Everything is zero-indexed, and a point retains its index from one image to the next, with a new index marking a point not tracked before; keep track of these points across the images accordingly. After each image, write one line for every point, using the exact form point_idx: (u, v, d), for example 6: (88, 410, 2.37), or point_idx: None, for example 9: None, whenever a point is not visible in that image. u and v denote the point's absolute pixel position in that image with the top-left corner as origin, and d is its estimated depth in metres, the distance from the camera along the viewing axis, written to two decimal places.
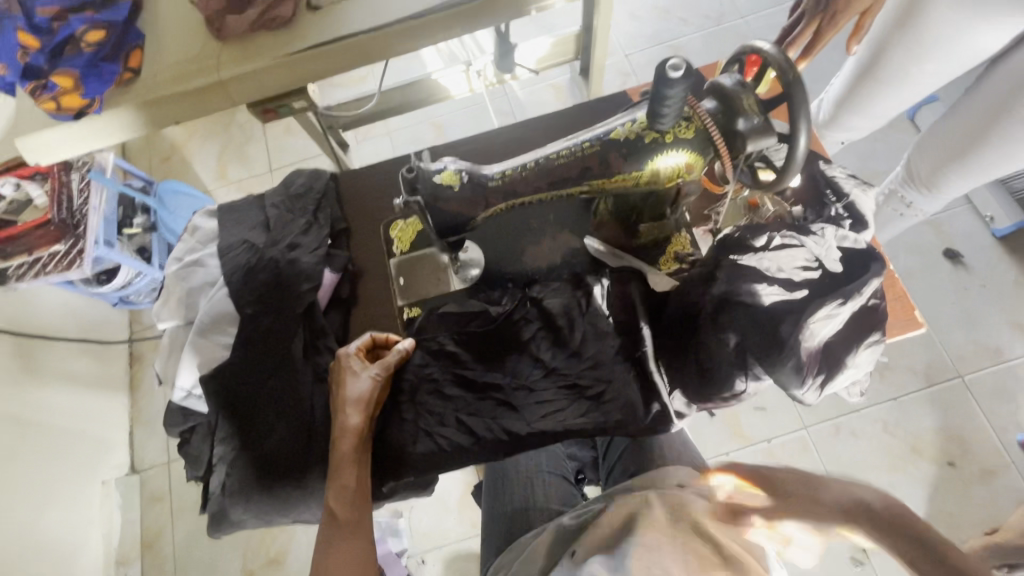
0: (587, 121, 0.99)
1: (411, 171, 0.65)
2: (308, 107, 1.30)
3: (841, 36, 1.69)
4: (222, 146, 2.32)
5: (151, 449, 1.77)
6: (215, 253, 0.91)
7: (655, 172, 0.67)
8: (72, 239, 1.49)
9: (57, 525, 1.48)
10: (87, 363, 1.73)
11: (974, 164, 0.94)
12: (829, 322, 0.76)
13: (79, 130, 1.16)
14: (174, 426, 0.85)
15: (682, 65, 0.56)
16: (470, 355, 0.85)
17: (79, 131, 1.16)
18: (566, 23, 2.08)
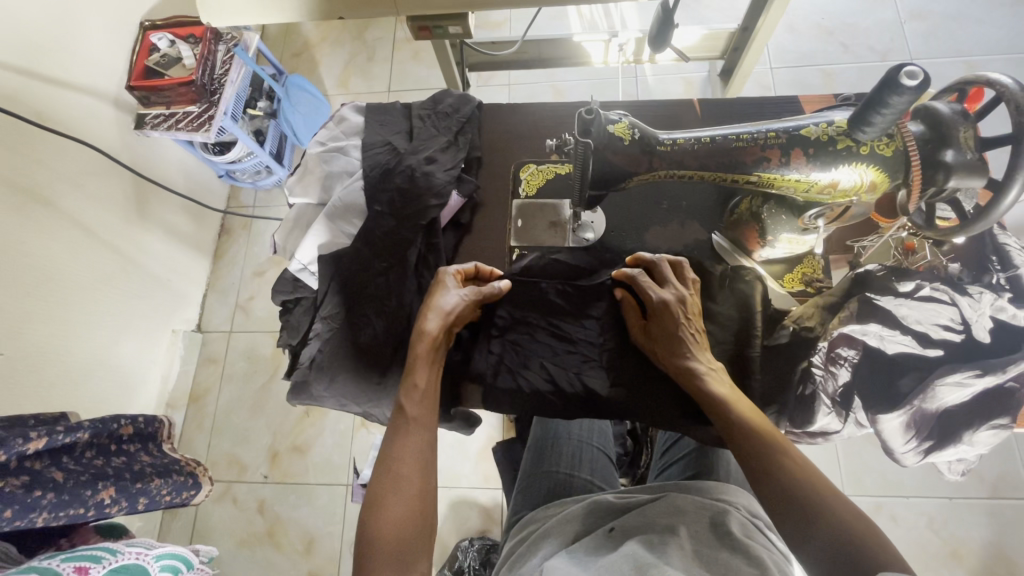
0: (745, 118, 0.95)
1: (591, 113, 0.63)
2: (461, 35, 1.31)
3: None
4: (350, 56, 2.38)
5: (219, 315, 1.90)
6: (358, 146, 0.94)
7: (833, 182, 0.64)
8: (206, 104, 1.58)
9: (130, 356, 1.61)
10: (188, 220, 1.85)
11: None
12: (956, 391, 0.72)
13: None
14: (281, 293, 0.91)
15: (919, 74, 0.51)
16: (569, 309, 0.86)
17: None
18: (720, 18, 1.98)
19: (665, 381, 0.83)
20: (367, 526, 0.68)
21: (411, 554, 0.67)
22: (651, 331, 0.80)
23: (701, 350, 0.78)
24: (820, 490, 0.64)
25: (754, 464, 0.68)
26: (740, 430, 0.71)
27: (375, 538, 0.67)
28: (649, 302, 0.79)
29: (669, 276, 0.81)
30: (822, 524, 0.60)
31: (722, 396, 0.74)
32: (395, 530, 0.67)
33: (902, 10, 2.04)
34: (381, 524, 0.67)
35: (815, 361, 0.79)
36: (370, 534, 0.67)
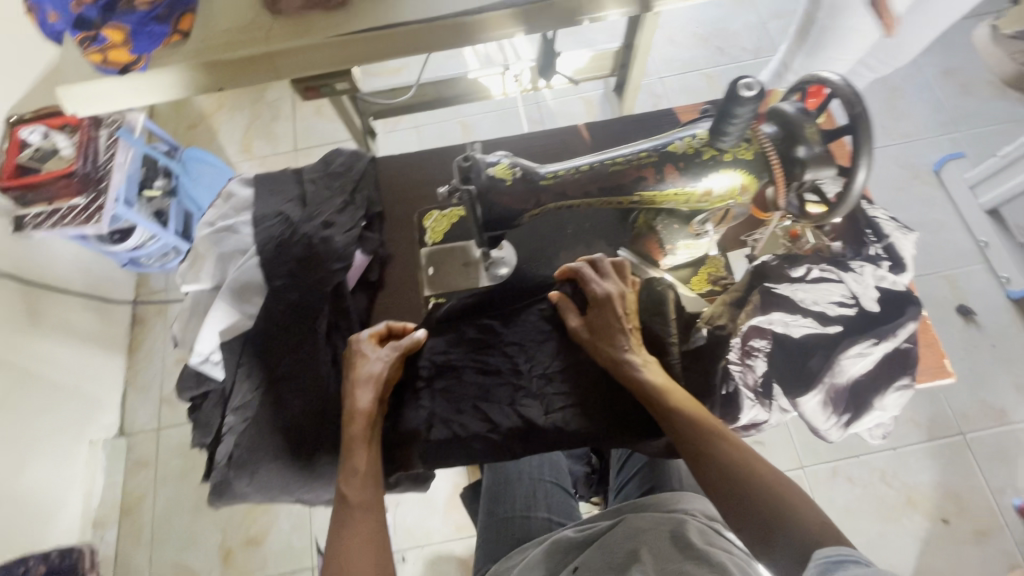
0: (632, 135, 0.98)
1: (467, 160, 0.65)
2: (350, 90, 1.29)
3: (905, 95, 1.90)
4: (249, 120, 2.32)
5: (142, 413, 1.74)
6: (249, 221, 0.90)
7: (707, 190, 0.67)
8: (93, 193, 1.47)
9: (39, 481, 1.43)
10: (91, 318, 1.70)
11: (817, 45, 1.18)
12: (861, 361, 0.75)
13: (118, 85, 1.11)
14: (187, 389, 0.85)
15: (755, 85, 0.56)
16: (490, 344, 0.85)
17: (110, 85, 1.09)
18: (605, 39, 2.09)
19: (614, 390, 0.81)
20: None
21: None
22: (594, 328, 0.79)
23: (639, 345, 0.78)
24: (777, 487, 0.64)
25: (702, 468, 0.68)
26: (689, 438, 0.70)
27: None
28: (592, 298, 0.79)
29: (608, 271, 0.82)
30: (776, 521, 0.61)
31: (659, 388, 0.74)
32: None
33: (764, 12, 2.24)
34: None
35: (732, 358, 0.79)
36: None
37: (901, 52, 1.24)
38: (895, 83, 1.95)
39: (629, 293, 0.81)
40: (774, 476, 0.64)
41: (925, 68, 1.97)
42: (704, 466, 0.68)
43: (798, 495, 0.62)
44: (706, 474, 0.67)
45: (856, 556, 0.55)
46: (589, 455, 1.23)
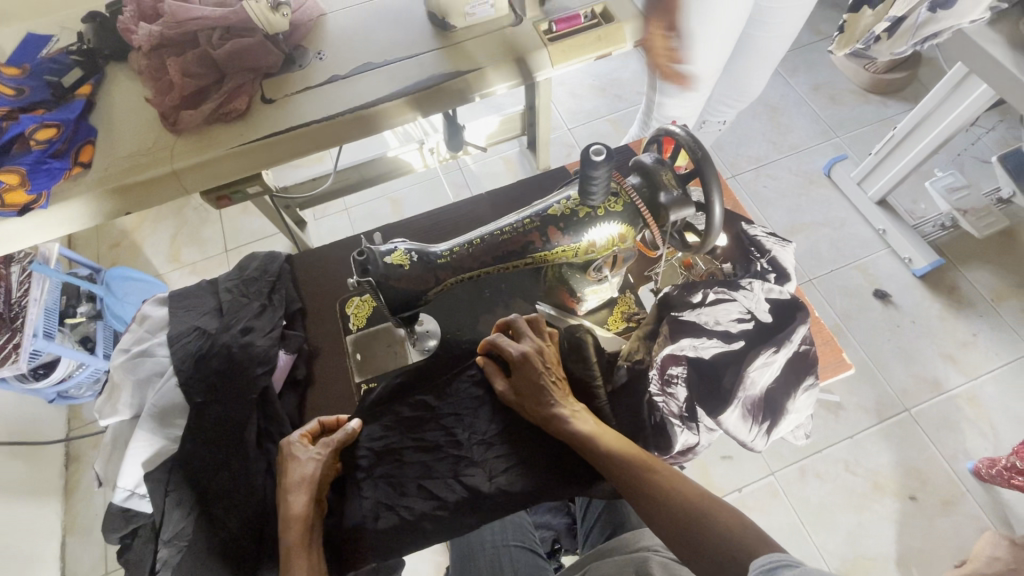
0: (532, 195, 1.05)
1: (363, 255, 0.67)
2: (262, 191, 1.31)
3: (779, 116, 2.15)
4: (176, 229, 2.30)
5: (87, 560, 1.58)
6: (164, 341, 0.89)
7: (592, 242, 0.73)
8: (8, 333, 1.40)
9: None
10: (19, 467, 1.57)
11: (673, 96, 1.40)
12: (767, 370, 0.81)
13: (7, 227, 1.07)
14: (114, 531, 0.80)
15: (602, 150, 0.63)
16: (425, 420, 0.86)
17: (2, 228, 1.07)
18: (512, 102, 2.25)
19: (552, 443, 0.83)
20: None
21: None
22: (519, 387, 0.82)
23: (564, 396, 0.81)
24: (706, 507, 0.67)
25: (643, 507, 0.70)
26: (627, 479, 0.73)
27: None
28: (511, 358, 0.82)
29: (525, 330, 0.85)
30: (712, 539, 0.64)
31: (588, 434, 0.77)
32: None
33: None
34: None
35: (654, 390, 0.82)
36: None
37: (747, 90, 1.51)
38: (773, 104, 2.18)
39: (547, 347, 0.85)
40: (700, 497, 0.68)
41: (795, 87, 2.21)
42: (645, 503, 0.70)
43: (723, 509, 0.66)
44: (645, 510, 0.70)
45: (788, 560, 0.57)
46: (568, 505, 1.16)
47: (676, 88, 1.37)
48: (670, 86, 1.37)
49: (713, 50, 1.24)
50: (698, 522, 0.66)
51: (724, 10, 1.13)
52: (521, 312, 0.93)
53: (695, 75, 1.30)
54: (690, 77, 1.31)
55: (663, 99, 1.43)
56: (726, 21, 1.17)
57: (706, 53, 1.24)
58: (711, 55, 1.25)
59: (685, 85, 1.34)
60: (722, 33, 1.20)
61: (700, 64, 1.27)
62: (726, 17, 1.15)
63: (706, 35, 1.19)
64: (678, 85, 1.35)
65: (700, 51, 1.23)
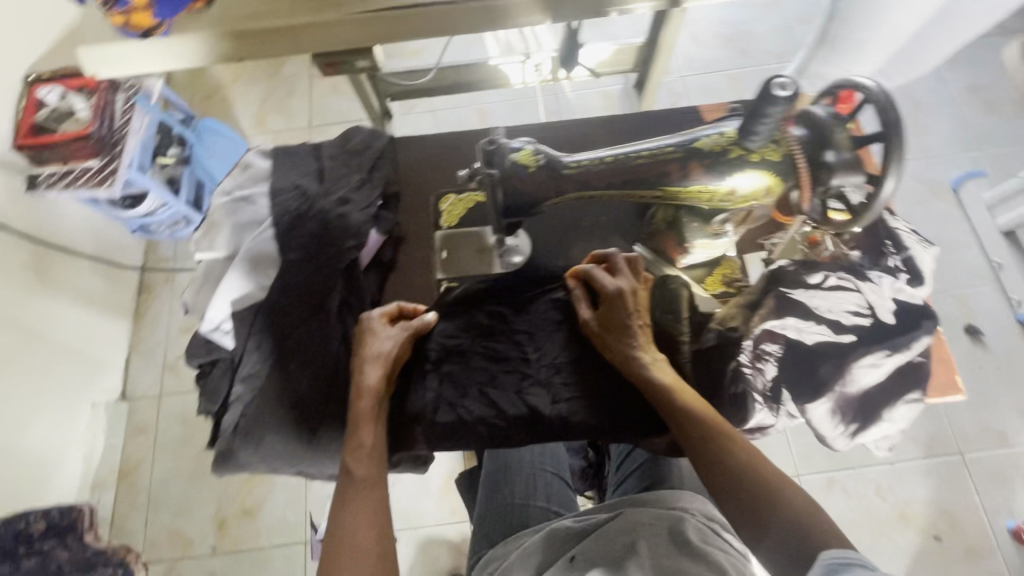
0: (654, 130, 0.97)
1: (492, 144, 0.64)
2: (370, 69, 1.26)
3: (929, 112, 1.89)
4: (265, 93, 2.29)
5: (144, 379, 1.72)
6: (266, 192, 0.90)
7: (732, 189, 0.66)
8: (108, 157, 1.45)
9: (41, 439, 1.42)
10: (99, 282, 1.67)
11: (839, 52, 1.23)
12: (872, 371, 0.76)
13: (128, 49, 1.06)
14: (195, 357, 0.85)
15: (789, 86, 0.55)
16: (500, 330, 0.85)
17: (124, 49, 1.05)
18: (630, 32, 2.06)
19: (619, 383, 0.82)
20: None
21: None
22: (605, 321, 0.79)
23: (648, 343, 0.78)
24: (775, 484, 0.65)
25: (712, 471, 0.68)
26: (699, 438, 0.70)
27: None
28: (604, 291, 0.79)
29: (622, 267, 0.81)
30: (777, 516, 0.63)
31: (666, 385, 0.74)
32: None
33: (790, 15, 2.20)
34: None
35: (744, 360, 0.79)
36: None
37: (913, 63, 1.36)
38: (918, 97, 1.91)
39: (642, 291, 0.80)
40: (771, 471, 0.67)
41: (951, 82, 1.92)
42: (715, 468, 0.68)
43: (791, 488, 0.65)
44: (712, 475, 0.68)
45: (863, 560, 0.56)
46: (586, 450, 1.25)
47: (851, 45, 1.19)
48: (843, 40, 1.20)
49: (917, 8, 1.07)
50: (762, 494, 0.65)
51: None
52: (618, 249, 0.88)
53: (881, 34, 1.14)
54: (874, 35, 1.15)
55: (828, 54, 1.26)
56: None
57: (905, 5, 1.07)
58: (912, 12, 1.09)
59: (862, 42, 1.17)
60: None
61: (893, 22, 1.11)
62: None
63: None
64: (854, 42, 1.18)
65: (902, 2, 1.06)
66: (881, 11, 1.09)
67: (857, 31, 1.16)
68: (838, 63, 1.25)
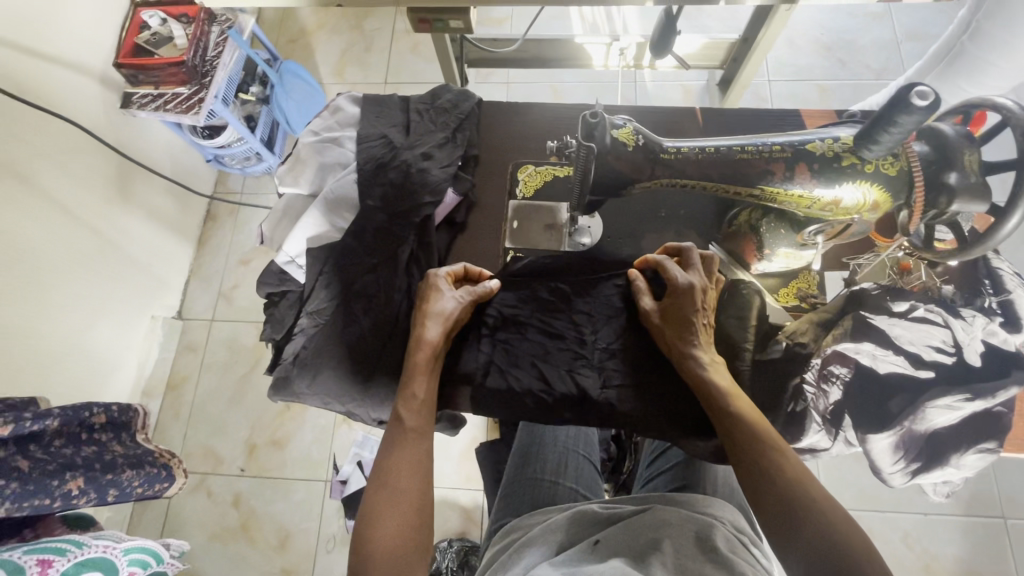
0: (746, 130, 0.93)
1: (595, 117, 0.62)
2: (462, 30, 1.25)
3: None
4: (347, 44, 2.31)
5: (200, 302, 1.81)
6: (353, 138, 0.92)
7: (837, 199, 0.63)
8: (196, 86, 1.48)
9: (106, 342, 1.51)
10: (173, 204, 1.75)
11: (955, 70, 1.17)
12: (946, 413, 0.72)
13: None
14: (266, 285, 0.89)
15: (930, 95, 0.51)
16: (558, 307, 0.85)
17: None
18: (723, 27, 1.96)
19: (672, 382, 0.81)
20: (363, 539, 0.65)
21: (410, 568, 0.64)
22: (668, 314, 0.77)
23: (708, 343, 0.76)
24: (829, 507, 0.62)
25: (761, 482, 0.66)
26: (752, 449, 0.68)
27: (370, 548, 0.64)
28: (673, 284, 0.77)
29: (695, 262, 0.79)
30: (825, 540, 0.60)
31: (723, 389, 0.73)
32: (394, 546, 0.64)
33: (899, 29, 2.05)
34: (378, 540, 0.64)
35: (807, 378, 0.77)
36: (366, 548, 0.64)
37: None
38: None
39: (711, 290, 0.78)
40: (824, 493, 0.64)
41: None
42: (764, 479, 0.65)
43: (844, 515, 0.62)
44: (759, 486, 0.65)
45: None
46: (610, 443, 1.26)
47: (979, 64, 1.12)
48: (971, 58, 1.12)
49: None
50: (813, 515, 0.62)
51: None
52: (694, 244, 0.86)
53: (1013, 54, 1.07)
54: (1007, 58, 1.07)
55: (949, 71, 1.18)
56: None
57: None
58: None
59: (992, 63, 1.10)
60: None
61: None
62: None
63: None
64: (983, 62, 1.11)
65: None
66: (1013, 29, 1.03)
67: (987, 48, 1.08)
68: (949, 84, 1.19)
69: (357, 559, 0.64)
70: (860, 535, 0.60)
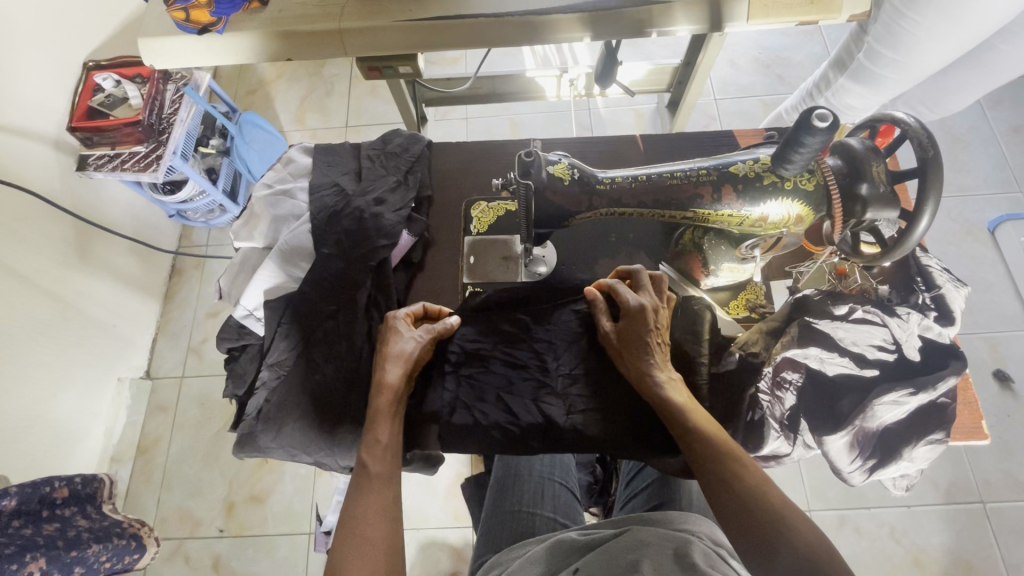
0: (685, 152, 0.98)
1: (530, 155, 0.65)
2: (412, 74, 1.30)
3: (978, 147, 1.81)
4: (306, 92, 2.35)
5: (169, 360, 1.77)
6: (306, 188, 0.93)
7: (763, 216, 0.67)
8: (154, 144, 1.48)
9: (70, 409, 1.46)
10: (136, 262, 1.73)
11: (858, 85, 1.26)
12: (894, 409, 0.75)
13: (183, 44, 1.09)
14: (226, 341, 0.88)
15: (829, 116, 0.56)
16: (519, 338, 0.86)
17: (181, 45, 1.09)
18: (665, 54, 2.07)
19: (634, 401, 0.82)
20: None
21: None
22: (623, 335, 0.79)
23: (664, 360, 0.78)
24: (790, 513, 0.64)
25: (723, 495, 0.67)
26: (712, 462, 0.69)
27: None
28: (625, 305, 0.79)
29: (645, 283, 0.82)
30: (788, 547, 0.61)
31: (680, 404, 0.75)
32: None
33: (829, 44, 2.18)
34: None
35: (762, 387, 0.80)
36: None
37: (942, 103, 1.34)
38: (958, 133, 1.83)
39: (663, 309, 0.81)
40: (783, 499, 0.65)
41: (995, 120, 1.83)
42: (728, 493, 0.67)
43: (803, 518, 0.63)
44: (723, 498, 0.67)
45: None
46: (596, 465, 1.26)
47: (874, 77, 1.21)
48: (868, 73, 1.21)
49: (939, 52, 1.09)
50: (776, 523, 0.63)
51: (987, 12, 0.98)
52: (644, 265, 0.89)
53: (909, 72, 1.16)
54: (898, 73, 1.16)
55: (850, 82, 1.27)
56: (976, 25, 1.02)
57: (933, 49, 1.08)
58: (935, 59, 1.11)
59: (886, 78, 1.19)
60: (959, 38, 1.05)
61: (914, 63, 1.13)
62: (981, 19, 1.00)
63: (947, 34, 1.04)
64: (876, 76, 1.20)
65: (927, 46, 1.07)
66: (903, 54, 1.11)
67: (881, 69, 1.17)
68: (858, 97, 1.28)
69: None
70: (820, 537, 0.61)
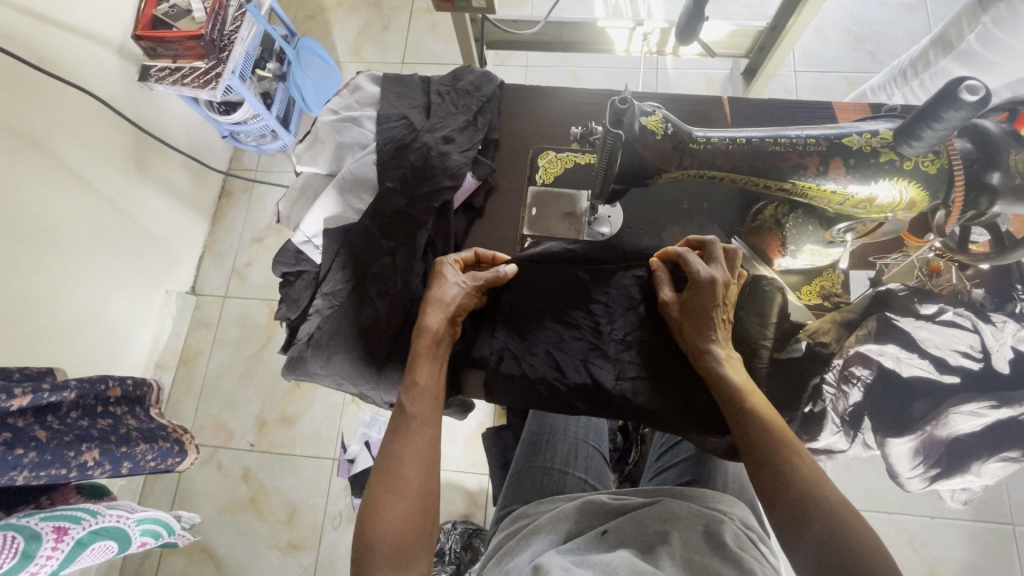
0: (773, 121, 0.91)
1: (625, 103, 0.59)
2: (485, 9, 1.23)
3: None
4: (365, 22, 2.28)
5: (213, 279, 1.82)
6: (373, 117, 0.90)
7: (870, 197, 0.62)
8: (214, 61, 1.45)
9: (122, 315, 1.53)
10: (188, 180, 1.75)
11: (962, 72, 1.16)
12: (970, 421, 0.72)
13: None
14: (283, 265, 0.89)
15: (980, 89, 0.49)
16: (575, 297, 0.84)
17: None
18: (748, 15, 1.91)
19: (686, 376, 0.80)
20: (368, 526, 0.65)
21: (413, 552, 0.65)
22: (686, 307, 0.76)
23: (725, 339, 0.75)
24: (846, 515, 0.61)
25: (773, 485, 0.64)
26: (761, 450, 0.67)
27: (375, 535, 0.64)
28: (695, 277, 0.75)
29: (718, 256, 0.77)
30: (839, 548, 0.59)
31: (734, 386, 0.71)
32: (394, 530, 0.65)
33: (933, 21, 1.97)
34: (382, 527, 0.65)
35: (828, 378, 0.75)
36: (370, 536, 0.64)
37: None
38: None
39: (733, 285, 0.77)
40: (838, 499, 0.62)
41: None
42: (780, 486, 0.64)
43: (861, 521, 0.60)
44: (774, 488, 0.64)
45: None
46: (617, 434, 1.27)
47: (985, 64, 1.10)
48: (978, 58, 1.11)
49: None
50: (829, 524, 0.60)
51: None
52: (717, 238, 0.84)
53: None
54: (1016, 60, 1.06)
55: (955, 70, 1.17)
56: None
57: None
58: None
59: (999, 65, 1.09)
60: None
61: None
62: None
63: None
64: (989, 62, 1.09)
65: None
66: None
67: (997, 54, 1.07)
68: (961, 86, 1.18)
69: (362, 546, 0.65)
70: (874, 545, 0.59)
